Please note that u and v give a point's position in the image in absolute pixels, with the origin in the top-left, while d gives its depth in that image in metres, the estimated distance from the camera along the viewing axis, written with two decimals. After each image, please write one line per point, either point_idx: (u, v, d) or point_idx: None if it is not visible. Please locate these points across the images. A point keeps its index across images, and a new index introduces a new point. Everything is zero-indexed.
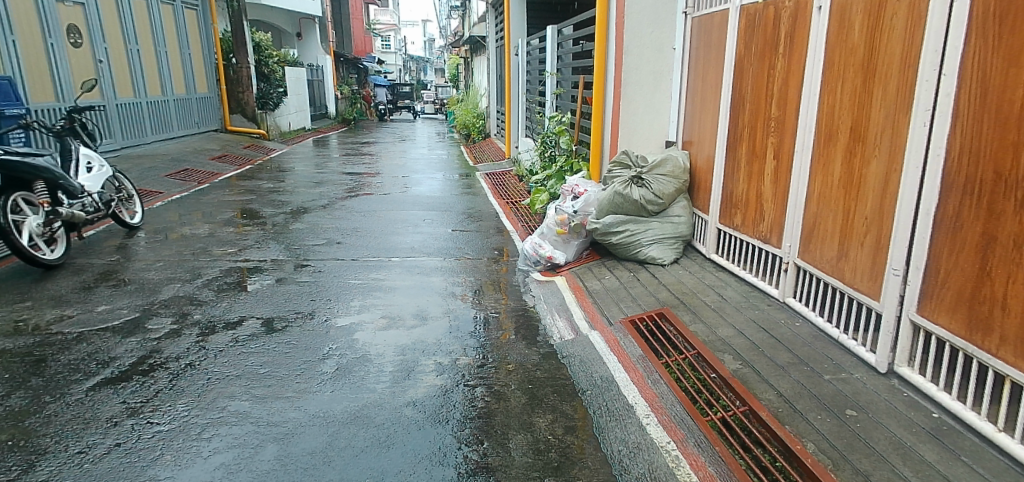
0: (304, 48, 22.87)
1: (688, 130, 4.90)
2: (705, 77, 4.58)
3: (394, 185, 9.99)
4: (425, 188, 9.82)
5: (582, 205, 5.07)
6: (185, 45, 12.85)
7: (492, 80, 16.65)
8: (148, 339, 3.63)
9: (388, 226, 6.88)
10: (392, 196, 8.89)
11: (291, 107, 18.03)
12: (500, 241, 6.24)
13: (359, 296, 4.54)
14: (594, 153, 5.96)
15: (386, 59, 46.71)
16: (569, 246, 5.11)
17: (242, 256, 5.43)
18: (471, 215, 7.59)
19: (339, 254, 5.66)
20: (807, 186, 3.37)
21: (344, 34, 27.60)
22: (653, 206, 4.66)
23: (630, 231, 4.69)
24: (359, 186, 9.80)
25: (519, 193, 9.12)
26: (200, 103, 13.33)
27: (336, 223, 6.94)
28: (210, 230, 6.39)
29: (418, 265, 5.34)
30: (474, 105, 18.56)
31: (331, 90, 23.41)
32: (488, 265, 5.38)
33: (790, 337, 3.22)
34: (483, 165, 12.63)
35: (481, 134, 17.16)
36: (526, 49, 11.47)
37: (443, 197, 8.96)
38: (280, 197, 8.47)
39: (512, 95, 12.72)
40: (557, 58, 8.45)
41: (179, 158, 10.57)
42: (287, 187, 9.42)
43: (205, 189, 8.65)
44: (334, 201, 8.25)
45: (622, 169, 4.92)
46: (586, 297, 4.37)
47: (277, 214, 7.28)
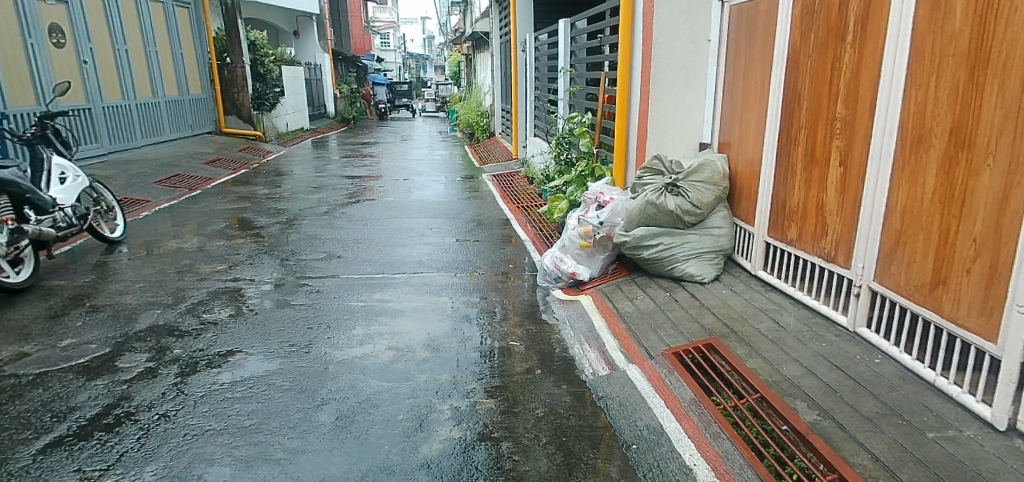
0: (302, 47, 22.39)
1: (726, 131, 4.43)
2: (748, 72, 4.09)
3: (397, 190, 9.48)
4: (430, 192, 9.32)
5: (608, 215, 4.57)
6: (177, 44, 12.35)
7: (495, 78, 16.12)
8: (118, 382, 3.14)
9: (393, 236, 6.38)
10: (396, 202, 8.39)
11: (289, 108, 17.54)
12: (514, 253, 5.74)
13: (362, 322, 4.04)
14: (618, 157, 5.47)
15: (385, 57, 46.15)
16: (593, 261, 4.64)
17: (232, 274, 4.94)
18: (480, 223, 7.09)
19: (339, 270, 5.16)
20: (887, 198, 2.89)
21: (343, 32, 27.10)
22: (690, 217, 4.17)
23: (665, 245, 4.20)
24: (361, 191, 9.30)
25: (531, 197, 8.61)
26: (193, 105, 12.84)
27: (336, 233, 6.45)
28: (199, 243, 5.91)
29: (426, 283, 4.84)
30: (477, 103, 18.03)
31: (330, 90, 22.88)
32: (504, 282, 4.88)
33: (873, 379, 2.72)
34: (489, 166, 12.11)
35: (485, 134, 16.64)
36: (533, 44, 10.94)
37: (449, 202, 8.45)
38: (276, 204, 7.97)
39: (519, 93, 12.20)
40: (570, 54, 7.93)
41: (171, 163, 10.07)
42: (284, 193, 8.93)
43: (196, 197, 8.16)
44: (333, 209, 7.75)
45: (654, 175, 4.42)
46: (618, 321, 3.87)
47: (272, 224, 6.79)
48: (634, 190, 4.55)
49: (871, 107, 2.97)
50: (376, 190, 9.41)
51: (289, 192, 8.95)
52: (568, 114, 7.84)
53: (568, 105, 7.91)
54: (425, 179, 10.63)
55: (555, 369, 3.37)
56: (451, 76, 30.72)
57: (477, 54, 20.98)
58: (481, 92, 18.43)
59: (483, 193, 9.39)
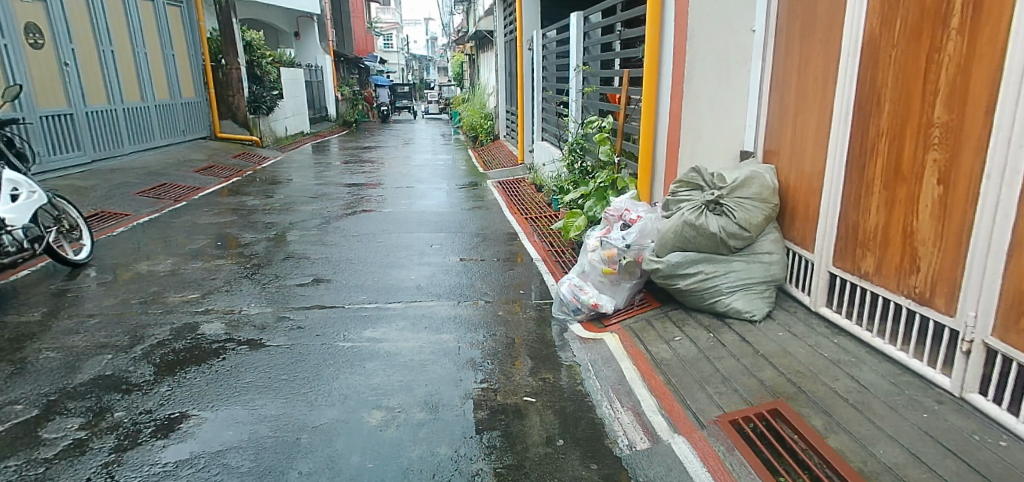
0: (303, 48, 21.86)
1: (773, 138, 3.77)
2: (805, 68, 3.44)
3: (395, 199, 8.86)
4: (432, 202, 8.68)
5: (636, 236, 3.91)
6: (168, 45, 11.79)
7: (500, 78, 15.48)
8: (35, 463, 2.53)
9: (389, 255, 5.75)
10: (395, 213, 7.77)
11: (288, 110, 16.95)
12: (524, 276, 5.10)
13: (349, 369, 3.41)
14: (643, 166, 4.81)
15: (389, 58, 45.56)
16: (618, 289, 3.99)
17: (204, 304, 4.33)
18: (486, 238, 6.45)
19: (326, 299, 4.54)
20: (1015, 229, 2.24)
21: (345, 32, 26.55)
22: (737, 241, 3.50)
23: (706, 274, 3.54)
24: (358, 200, 8.68)
25: (542, 208, 7.96)
26: (185, 109, 12.27)
27: (328, 252, 5.83)
28: (173, 265, 5.29)
29: (425, 316, 4.21)
30: (481, 105, 17.42)
31: (331, 91, 22.28)
32: (514, 314, 4.24)
33: (1008, 475, 2.10)
34: (495, 172, 11.48)
35: (490, 136, 16.01)
36: (541, 42, 10.28)
37: (452, 213, 7.81)
38: (266, 217, 7.36)
39: (526, 94, 11.56)
40: (583, 51, 7.27)
41: (158, 172, 9.49)
42: (275, 203, 8.32)
43: (180, 209, 7.56)
44: (326, 222, 7.14)
45: (691, 190, 3.76)
46: (652, 369, 3.21)
47: (258, 242, 6.17)
48: (666, 207, 3.89)
49: (990, 110, 2.33)
50: (374, 199, 8.79)
51: (281, 203, 8.34)
52: (581, 117, 7.19)
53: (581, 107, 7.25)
54: (427, 187, 10.00)
55: (581, 439, 2.73)
56: (455, 77, 30.08)
57: (481, 54, 20.35)
58: (485, 93, 17.80)
59: (488, 202, 8.74)
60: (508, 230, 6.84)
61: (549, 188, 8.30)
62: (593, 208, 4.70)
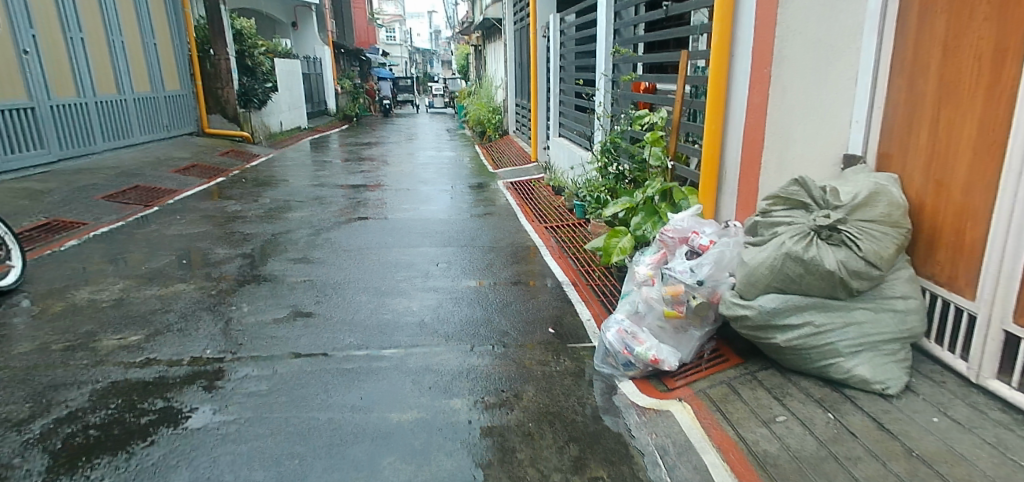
0: (301, 40, 20.92)
1: (896, 137, 2.80)
2: (957, 41, 2.47)
3: (395, 203, 7.87)
4: (437, 207, 7.69)
5: (710, 269, 2.94)
6: (148, 33, 10.86)
7: (509, 69, 14.49)
8: None
9: (387, 277, 4.79)
10: (395, 222, 6.81)
11: (283, 104, 15.99)
12: (552, 309, 4.12)
13: (323, 462, 2.45)
14: (705, 174, 3.79)
15: (391, 52, 44.43)
16: (683, 338, 3.03)
17: (146, 350, 3.37)
18: (502, 254, 5.46)
19: (305, 341, 3.58)
20: None
21: (346, 24, 25.59)
22: (860, 282, 2.53)
23: (816, 326, 2.58)
24: (354, 205, 7.72)
25: (564, 215, 6.97)
26: (169, 103, 11.34)
27: (313, 273, 4.87)
28: (122, 290, 4.34)
29: (431, 370, 3.23)
30: (488, 98, 16.43)
31: (330, 85, 21.28)
32: (546, 367, 3.26)
33: None
34: (505, 171, 10.51)
35: (498, 131, 15.03)
36: (559, 28, 9.26)
37: (461, 222, 6.82)
38: (246, 226, 6.38)
39: (539, 87, 10.58)
40: (614, 35, 6.27)
41: (132, 172, 8.54)
42: (259, 208, 7.37)
43: (149, 216, 6.60)
44: (315, 233, 6.18)
45: (791, 209, 2.79)
46: (755, 470, 2.25)
47: (232, 258, 5.20)
48: (753, 230, 2.93)
49: None
50: (372, 204, 7.80)
51: (267, 208, 7.36)
52: (612, 112, 6.19)
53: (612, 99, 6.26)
54: (431, 189, 9.00)
55: None
56: (459, 70, 29.00)
57: (488, 44, 19.32)
58: (493, 85, 16.80)
59: (501, 207, 7.75)
60: (527, 243, 5.86)
61: (572, 192, 7.30)
62: (639, 216, 3.73)
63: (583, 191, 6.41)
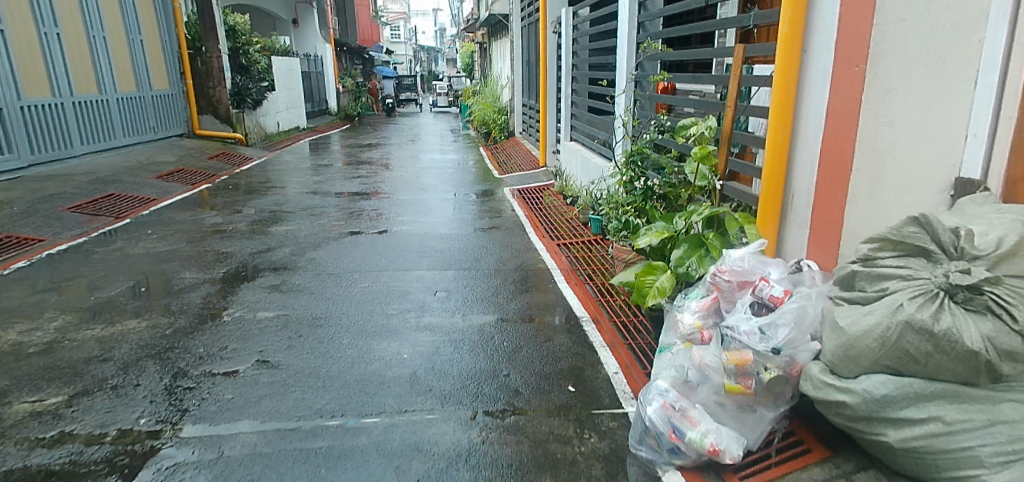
0: (301, 37, 20.24)
1: None
2: None
3: (391, 214, 7.17)
4: (437, 219, 6.99)
5: (787, 333, 2.25)
6: (133, 29, 10.20)
7: (516, 68, 13.80)
8: None
9: (375, 311, 4.09)
10: (389, 237, 6.11)
11: (280, 104, 15.31)
12: (572, 358, 3.41)
13: None
14: (766, 196, 3.05)
15: (395, 49, 43.75)
16: (749, 419, 2.33)
17: (62, 421, 2.70)
18: (510, 280, 4.76)
19: (267, 405, 2.89)
20: None
21: (347, 21, 24.91)
22: (1013, 369, 1.81)
23: (945, 426, 1.87)
24: (346, 216, 7.03)
25: (578, 230, 6.26)
26: (155, 103, 10.69)
27: (290, 305, 4.17)
28: (59, 328, 3.66)
29: (421, 453, 2.53)
30: (494, 98, 15.74)
31: (330, 83, 20.61)
32: (569, 448, 2.56)
33: None
34: (512, 177, 9.81)
35: (504, 133, 14.35)
36: (572, 23, 8.54)
37: (464, 237, 6.12)
38: (223, 243, 5.70)
39: (548, 87, 9.86)
40: (638, 28, 5.51)
41: (108, 178, 7.87)
42: (241, 220, 6.68)
43: (117, 230, 5.92)
44: (299, 251, 5.49)
45: (904, 257, 2.07)
46: None
47: (199, 285, 4.51)
48: (847, 283, 2.23)
49: None
50: (366, 215, 7.10)
51: (250, 220, 6.67)
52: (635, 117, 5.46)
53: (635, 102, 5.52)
54: (432, 197, 8.30)
55: None
56: (462, 68, 28.30)
57: (494, 42, 18.62)
58: (498, 84, 16.12)
59: (507, 218, 7.03)
60: (539, 265, 5.15)
61: (586, 203, 6.59)
62: (679, 247, 3.05)
63: (601, 205, 5.69)
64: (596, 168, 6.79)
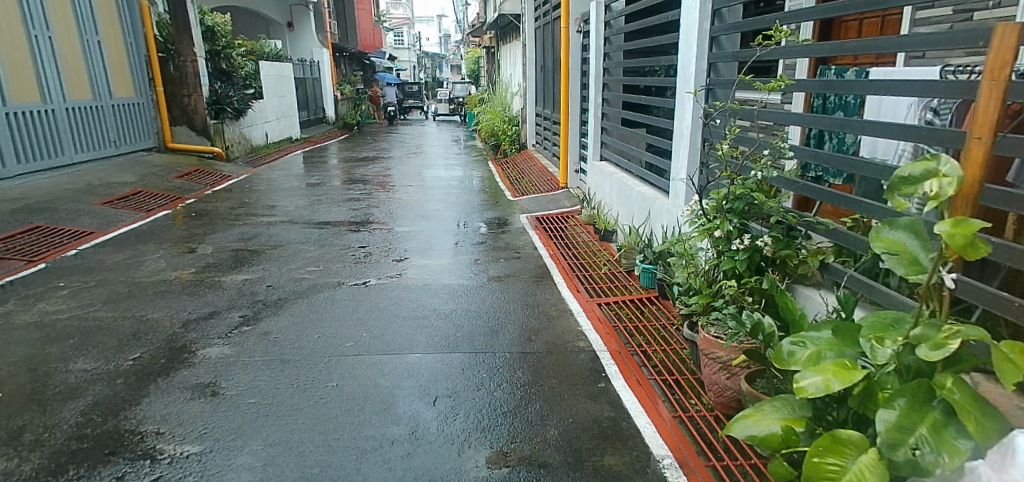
0: (297, 42, 18.97)
1: None
2: None
3: (384, 253, 5.77)
4: (441, 260, 5.58)
5: None
6: (88, 29, 8.92)
7: (528, 73, 12.43)
8: None
9: (341, 435, 2.71)
10: (377, 290, 4.73)
11: (270, 113, 13.97)
12: None
13: None
14: None
15: (399, 56, 42.52)
16: None
17: None
18: (542, 372, 3.33)
19: None
20: None
21: (348, 25, 23.68)
22: None
23: None
24: (327, 255, 5.66)
25: (624, 284, 4.82)
26: (116, 114, 9.38)
27: (213, 424, 2.78)
28: None
29: None
30: (503, 106, 14.34)
31: (328, 90, 19.30)
32: None
33: None
34: (528, 200, 8.43)
35: (515, 146, 12.97)
36: (603, 19, 7.15)
37: (474, 292, 4.70)
38: (157, 303, 4.31)
39: (572, 95, 8.48)
40: (712, 18, 4.06)
41: (41, 206, 6.53)
42: (192, 263, 5.32)
43: (20, 282, 4.57)
44: (254, 316, 4.11)
45: None
46: None
47: (94, 381, 3.15)
48: None
49: None
50: (352, 254, 5.70)
51: (204, 264, 5.30)
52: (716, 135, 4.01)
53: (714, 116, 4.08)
54: (435, 227, 6.88)
55: None
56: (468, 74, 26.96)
57: (502, 46, 17.26)
58: (507, 91, 14.74)
59: (528, 259, 5.60)
60: (579, 342, 3.72)
61: (631, 243, 5.15)
62: (891, 402, 1.70)
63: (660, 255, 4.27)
64: (640, 199, 5.36)
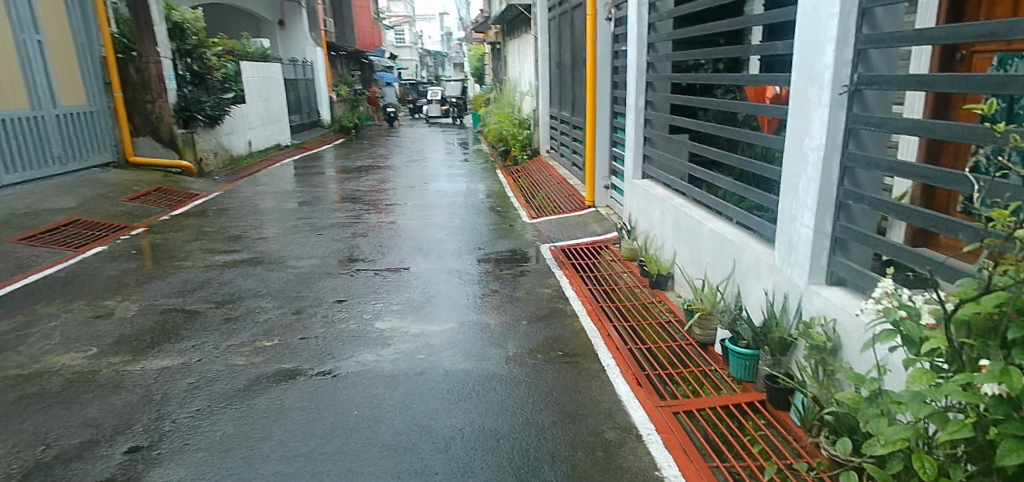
0: (288, 40, 17.55)
1: None
2: None
3: (368, 312, 4.29)
4: (443, 326, 4.09)
5: None
6: (24, 26, 7.50)
7: (540, 70, 10.97)
8: None
9: None
10: (349, 382, 3.28)
11: (254, 119, 12.53)
12: None
13: None
14: None
15: (400, 54, 40.99)
16: None
17: None
18: None
19: None
20: None
21: (344, 22, 22.22)
22: None
23: None
24: (288, 315, 4.20)
25: (706, 373, 3.38)
26: (60, 126, 7.97)
27: None
28: None
29: None
30: (513, 107, 12.89)
31: (322, 91, 17.85)
32: None
33: None
34: (549, 224, 6.97)
35: (527, 152, 11.54)
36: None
37: (490, 388, 3.21)
38: (13, 424, 2.85)
39: (602, 96, 7.01)
40: None
41: None
42: (100, 334, 3.86)
43: None
44: (152, 447, 2.66)
45: None
46: None
47: None
48: None
49: None
50: (323, 314, 4.23)
51: (115, 335, 3.85)
52: (868, 164, 2.61)
53: (861, 133, 2.68)
54: (437, 267, 5.40)
55: None
56: (473, 73, 25.49)
57: (510, 41, 15.80)
58: (516, 90, 13.28)
59: (561, 323, 4.12)
60: None
61: (707, 306, 3.66)
62: None
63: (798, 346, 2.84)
64: (715, 241, 3.86)
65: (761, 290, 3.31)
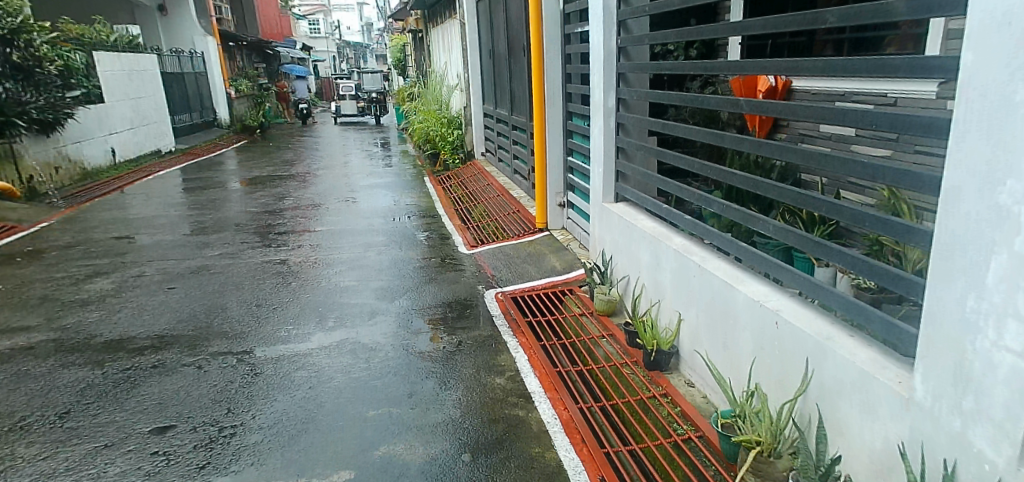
0: (172, 29, 15.23)
1: None
2: None
3: (207, 454, 2.64)
4: (331, 477, 2.51)
5: None
6: None
7: (469, 60, 9.39)
8: None
9: None
10: None
11: (118, 122, 10.37)
12: None
13: None
14: None
15: (316, 46, 38.20)
16: None
17: None
18: None
19: None
20: None
21: (244, 10, 19.87)
22: None
23: None
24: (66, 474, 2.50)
25: None
26: None
27: None
28: None
29: None
30: (439, 103, 11.27)
31: (220, 87, 15.60)
32: None
33: None
34: (492, 258, 5.45)
35: (458, 155, 9.97)
36: None
37: None
38: None
39: (552, 91, 5.49)
40: None
41: None
42: None
43: None
44: None
45: None
46: None
47: None
48: None
49: None
50: (125, 467, 2.55)
51: None
52: None
53: None
54: (336, 343, 3.78)
55: None
56: (395, 64, 23.60)
57: (432, 28, 14.13)
58: (442, 83, 11.65)
59: (524, 460, 2.62)
60: None
61: (769, 440, 2.26)
62: None
63: None
64: (766, 322, 2.44)
65: (887, 432, 1.92)
